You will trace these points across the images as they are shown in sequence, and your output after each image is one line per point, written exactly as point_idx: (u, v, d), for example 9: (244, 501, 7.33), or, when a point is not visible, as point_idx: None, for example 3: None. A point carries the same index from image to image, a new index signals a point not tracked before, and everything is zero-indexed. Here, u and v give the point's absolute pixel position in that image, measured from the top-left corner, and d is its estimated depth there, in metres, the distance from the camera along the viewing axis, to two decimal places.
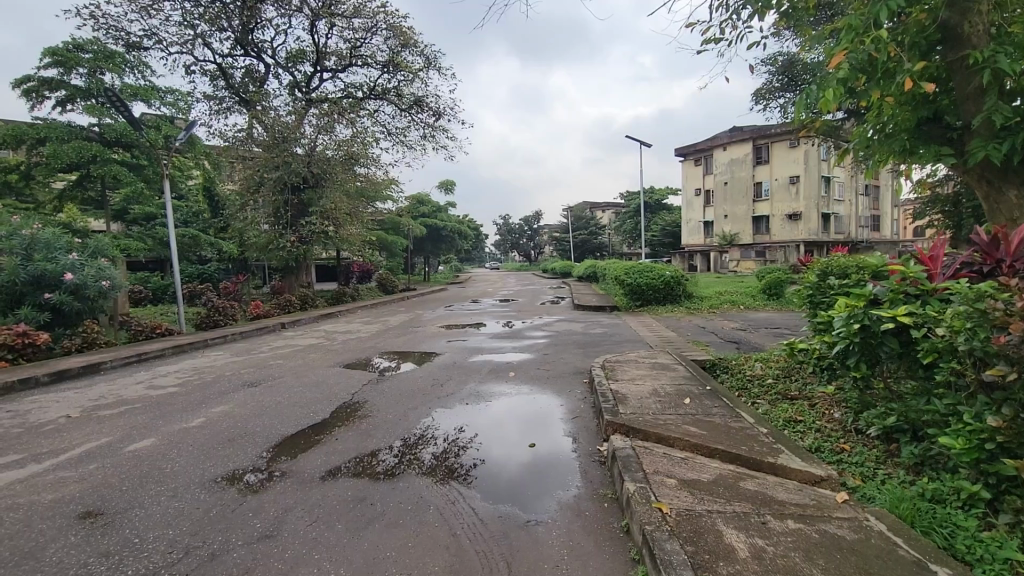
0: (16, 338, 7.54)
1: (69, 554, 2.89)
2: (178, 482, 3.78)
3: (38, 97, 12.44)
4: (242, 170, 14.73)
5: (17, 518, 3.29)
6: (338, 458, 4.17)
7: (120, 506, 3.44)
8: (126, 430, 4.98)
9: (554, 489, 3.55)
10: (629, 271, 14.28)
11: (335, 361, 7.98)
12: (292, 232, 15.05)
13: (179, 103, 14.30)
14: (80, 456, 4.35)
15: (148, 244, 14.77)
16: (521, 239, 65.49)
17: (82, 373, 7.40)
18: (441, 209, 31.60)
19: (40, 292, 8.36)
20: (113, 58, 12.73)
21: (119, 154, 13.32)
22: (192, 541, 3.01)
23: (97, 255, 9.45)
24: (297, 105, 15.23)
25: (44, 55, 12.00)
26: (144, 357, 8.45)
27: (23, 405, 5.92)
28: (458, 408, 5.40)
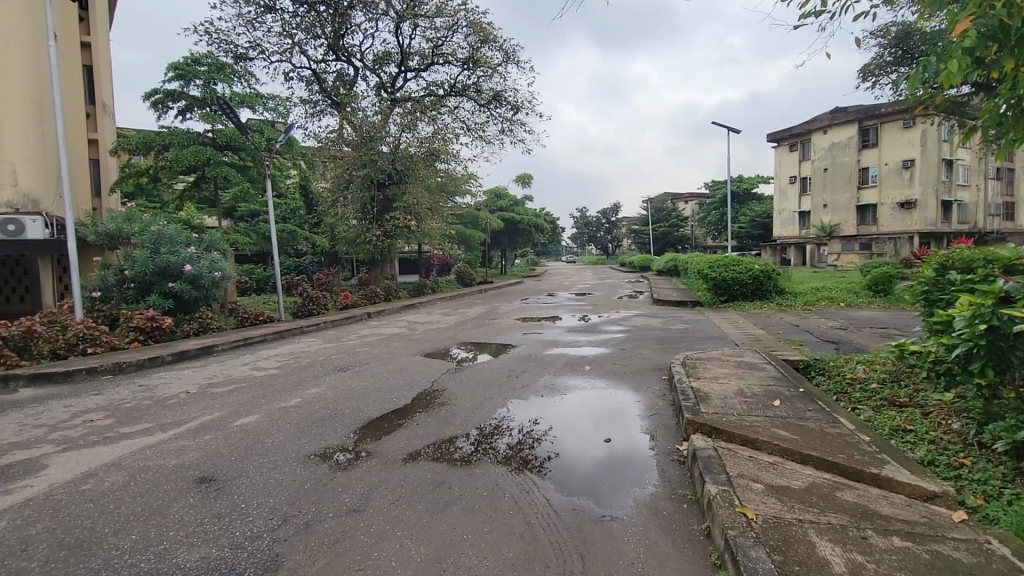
0: (147, 321, 8.58)
1: (189, 513, 3.26)
2: (277, 455, 4.13)
3: (163, 107, 13.94)
4: (334, 168, 15.68)
5: (148, 478, 3.76)
6: (419, 443, 4.35)
7: (230, 473, 3.83)
8: (235, 406, 5.53)
9: (631, 486, 3.48)
10: (714, 264, 13.62)
11: (416, 350, 8.30)
12: (378, 227, 15.80)
13: (279, 108, 15.44)
14: (197, 427, 4.88)
15: (253, 239, 16.18)
16: (598, 232, 64.38)
17: (198, 354, 8.30)
18: (519, 203, 31.84)
19: (165, 282, 9.44)
20: (223, 69, 13.99)
21: (229, 157, 14.64)
22: (291, 510, 3.28)
23: (211, 249, 10.49)
24: (383, 104, 15.94)
25: (168, 70, 13.38)
26: (249, 341, 9.29)
27: (151, 381, 6.72)
28: (533, 400, 5.44)
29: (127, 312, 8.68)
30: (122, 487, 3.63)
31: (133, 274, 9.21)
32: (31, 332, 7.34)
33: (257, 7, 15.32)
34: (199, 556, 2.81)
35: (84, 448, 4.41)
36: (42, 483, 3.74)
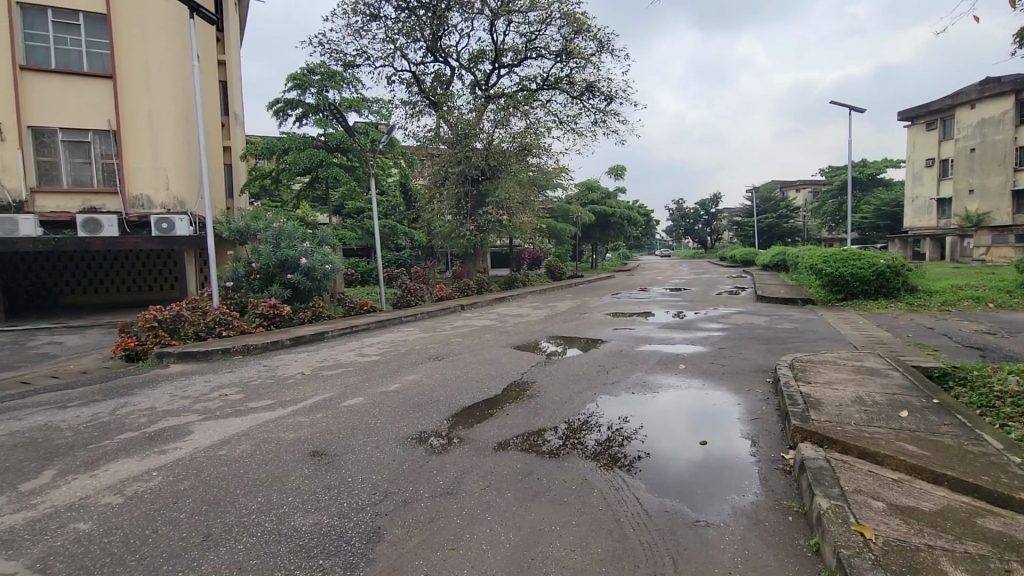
0: (269, 309, 9.58)
1: (305, 481, 3.61)
2: (379, 436, 4.43)
3: (284, 115, 15.40)
4: (430, 166, 16.34)
5: (271, 448, 4.21)
6: (508, 432, 4.45)
7: (339, 449, 4.17)
8: (342, 388, 6.00)
9: (729, 492, 3.30)
10: (830, 259, 12.43)
11: (507, 342, 8.47)
12: (472, 221, 16.27)
13: (382, 111, 16.40)
14: (312, 405, 5.37)
15: (359, 234, 17.40)
16: (696, 224, 61.15)
17: (312, 340, 9.10)
18: (612, 195, 31.20)
19: (285, 273, 10.45)
20: (334, 77, 15.12)
21: (339, 158, 15.81)
22: (390, 487, 3.51)
23: (323, 243, 11.45)
24: (478, 102, 16.32)
25: (287, 81, 14.76)
26: (355, 329, 10.03)
27: (273, 362, 7.51)
28: (624, 397, 5.32)
29: (253, 300, 9.77)
30: (250, 454, 4.11)
31: (259, 266, 10.28)
32: (180, 315, 8.49)
33: (364, 16, 16.36)
34: (312, 521, 3.11)
35: (220, 418, 5.03)
36: (188, 445, 4.33)
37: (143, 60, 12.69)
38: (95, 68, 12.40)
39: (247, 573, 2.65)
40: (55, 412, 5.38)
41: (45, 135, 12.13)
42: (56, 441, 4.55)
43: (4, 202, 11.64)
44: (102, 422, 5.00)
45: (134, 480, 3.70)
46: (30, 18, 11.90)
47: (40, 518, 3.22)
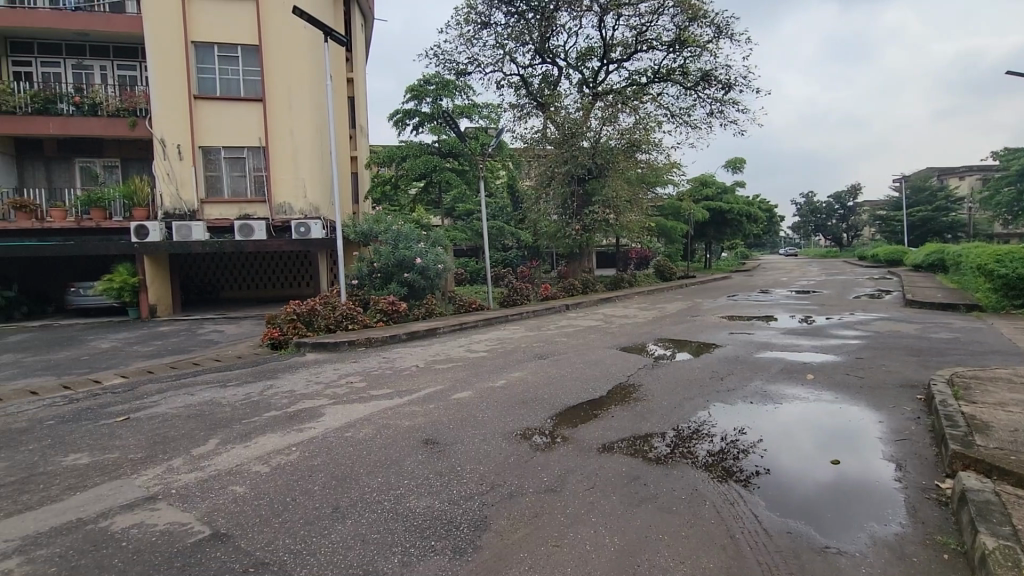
0: (388, 306, 10.37)
1: (419, 467, 3.85)
2: (486, 429, 4.59)
3: (402, 125, 16.50)
4: (537, 167, 16.50)
5: (389, 434, 4.54)
6: (613, 435, 4.36)
7: (449, 439, 4.39)
8: (452, 382, 6.30)
9: (867, 519, 2.94)
10: (1003, 257, 10.51)
11: (613, 343, 8.30)
12: (578, 221, 16.17)
13: (492, 115, 16.90)
14: (425, 396, 5.71)
15: (468, 235, 18.12)
16: (829, 220, 55.02)
17: (425, 335, 9.66)
18: (728, 190, 29.23)
19: (402, 272, 11.22)
20: (447, 86, 15.93)
21: (451, 163, 16.57)
22: (497, 479, 3.62)
23: (436, 243, 12.10)
24: (585, 100, 16.17)
25: (406, 92, 15.78)
26: (464, 325, 10.47)
27: (391, 355, 8.10)
28: (740, 407, 4.97)
29: (375, 297, 10.62)
30: (371, 438, 4.47)
31: (380, 265, 11.12)
32: (314, 310, 9.49)
33: (476, 25, 16.99)
34: (425, 504, 3.30)
35: (347, 403, 5.54)
36: (320, 426, 4.82)
37: (286, 84, 14.33)
38: (250, 92, 14.29)
39: (369, 544, 2.89)
40: (217, 390, 6.28)
41: (211, 153, 14.17)
42: (218, 414, 5.31)
43: (181, 211, 13.79)
44: (253, 401, 5.75)
45: (277, 453, 4.19)
46: (202, 53, 13.98)
47: (206, 479, 3.77)
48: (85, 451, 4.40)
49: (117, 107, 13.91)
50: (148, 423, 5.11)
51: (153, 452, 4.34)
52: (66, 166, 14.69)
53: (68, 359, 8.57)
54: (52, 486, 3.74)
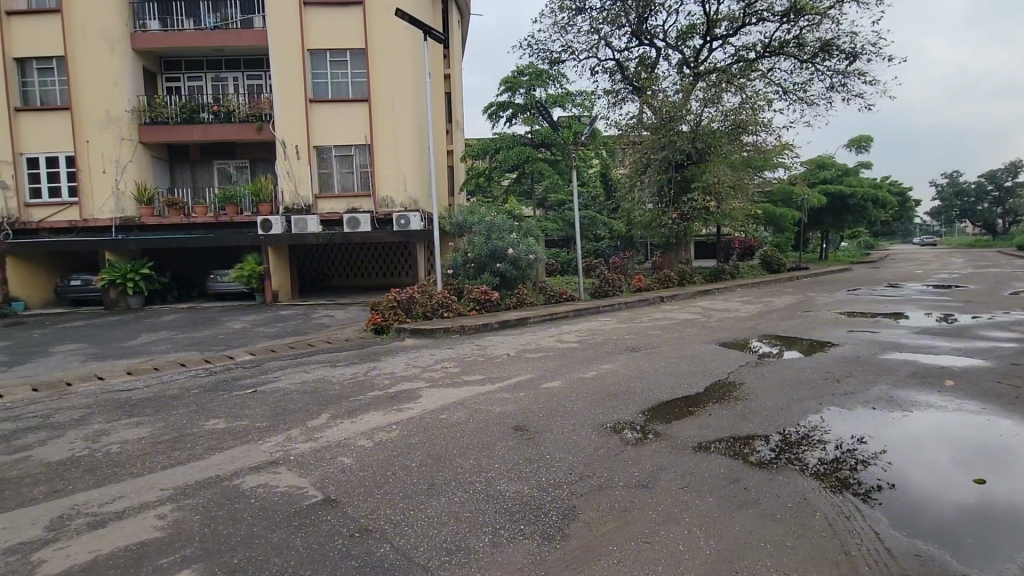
0: (481, 295, 10.66)
1: (509, 452, 3.92)
2: (576, 419, 4.57)
3: (496, 117, 16.75)
4: (632, 154, 15.92)
5: (480, 419, 4.67)
6: (710, 434, 4.14)
7: (538, 427, 4.43)
8: (542, 371, 6.34)
9: (1020, 551, 2.53)
10: None
11: (712, 338, 7.86)
12: (675, 209, 15.46)
13: (585, 103, 16.63)
14: (516, 384, 5.80)
15: (560, 225, 18.05)
16: (978, 204, 47.62)
17: (516, 324, 9.80)
18: (850, 173, 26.39)
19: (494, 263, 11.46)
20: (541, 76, 15.91)
21: (543, 153, 16.56)
22: (586, 470, 3.59)
23: (528, 234, 12.19)
24: (685, 81, 15.35)
25: (500, 84, 15.97)
26: (555, 316, 10.48)
27: (484, 342, 8.33)
28: (860, 412, 4.49)
29: (468, 286, 10.96)
30: (464, 421, 4.64)
31: (473, 255, 11.43)
32: (412, 298, 10.01)
33: (570, 11, 16.74)
34: (514, 489, 3.36)
35: (442, 387, 5.80)
36: (417, 407, 5.08)
37: (388, 84, 15.16)
38: (357, 93, 15.29)
39: (461, 522, 3.01)
40: (328, 369, 6.86)
41: (323, 152, 15.37)
42: (328, 391, 5.79)
43: (298, 206, 15.13)
44: (358, 381, 6.20)
45: (379, 430, 4.49)
46: (316, 60, 15.16)
47: (318, 449, 4.14)
48: (221, 418, 5.02)
49: (246, 113, 15.51)
50: (270, 396, 5.70)
51: (275, 422, 4.84)
52: (206, 168, 16.70)
53: (209, 337, 9.81)
54: (195, 446, 4.31)
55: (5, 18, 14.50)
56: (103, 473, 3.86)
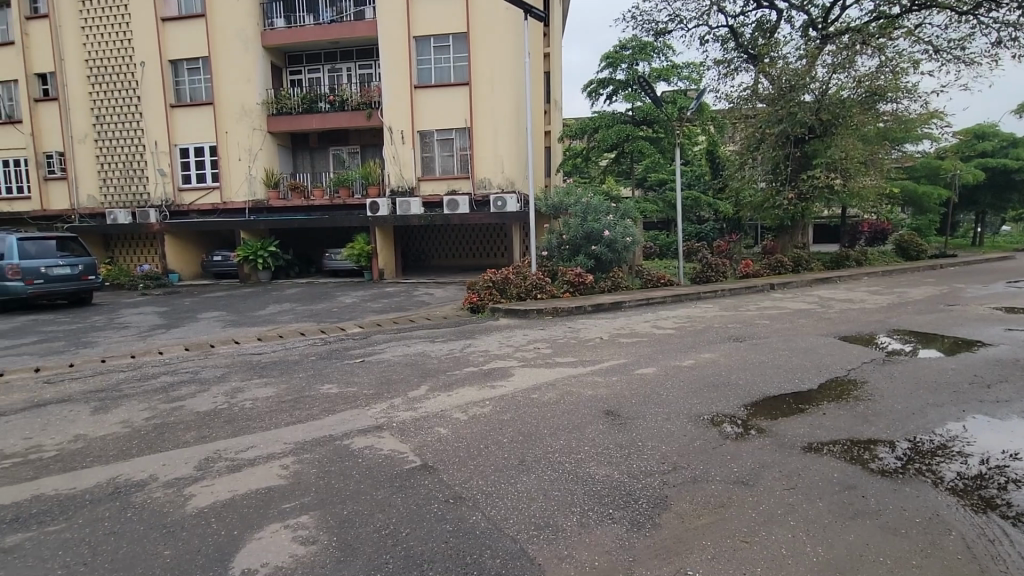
0: (575, 277, 10.61)
1: (599, 436, 3.88)
2: (671, 408, 4.40)
3: (596, 95, 16.29)
4: (744, 129, 14.77)
5: (571, 401, 4.66)
6: (824, 435, 3.79)
7: (630, 413, 4.33)
8: (636, 357, 6.17)
9: None
10: None
11: (830, 330, 7.14)
12: (792, 188, 14.14)
13: (693, 75, 15.61)
14: (608, 368, 5.72)
15: (660, 207, 17.29)
16: None
17: (611, 308, 9.63)
18: (1018, 143, 22.41)
19: (589, 245, 11.29)
20: (645, 49, 15.20)
21: (645, 131, 15.90)
22: (680, 461, 3.45)
23: (625, 216, 11.81)
24: (811, 45, 13.79)
25: (601, 61, 15.49)
26: (651, 301, 10.13)
27: (577, 325, 8.28)
28: (1013, 424, 3.86)
29: (562, 268, 10.92)
30: (556, 402, 4.66)
31: (568, 237, 11.32)
32: (507, 278, 10.18)
33: None
34: (604, 472, 3.33)
35: (534, 367, 5.88)
36: (510, 385, 5.21)
37: (488, 67, 15.39)
38: (458, 77, 15.65)
39: (550, 499, 3.04)
40: (427, 344, 7.22)
41: (426, 136, 15.97)
42: (426, 365, 6.11)
43: (403, 189, 15.93)
44: (455, 357, 6.46)
45: (473, 405, 4.65)
46: (420, 46, 15.70)
47: (418, 418, 4.39)
48: (333, 384, 5.49)
49: (357, 101, 16.48)
50: (376, 367, 6.13)
51: (379, 390, 5.20)
52: (323, 154, 18.07)
53: (324, 310, 10.74)
54: (312, 407, 4.76)
55: (163, 25, 16.63)
56: (238, 424, 4.41)
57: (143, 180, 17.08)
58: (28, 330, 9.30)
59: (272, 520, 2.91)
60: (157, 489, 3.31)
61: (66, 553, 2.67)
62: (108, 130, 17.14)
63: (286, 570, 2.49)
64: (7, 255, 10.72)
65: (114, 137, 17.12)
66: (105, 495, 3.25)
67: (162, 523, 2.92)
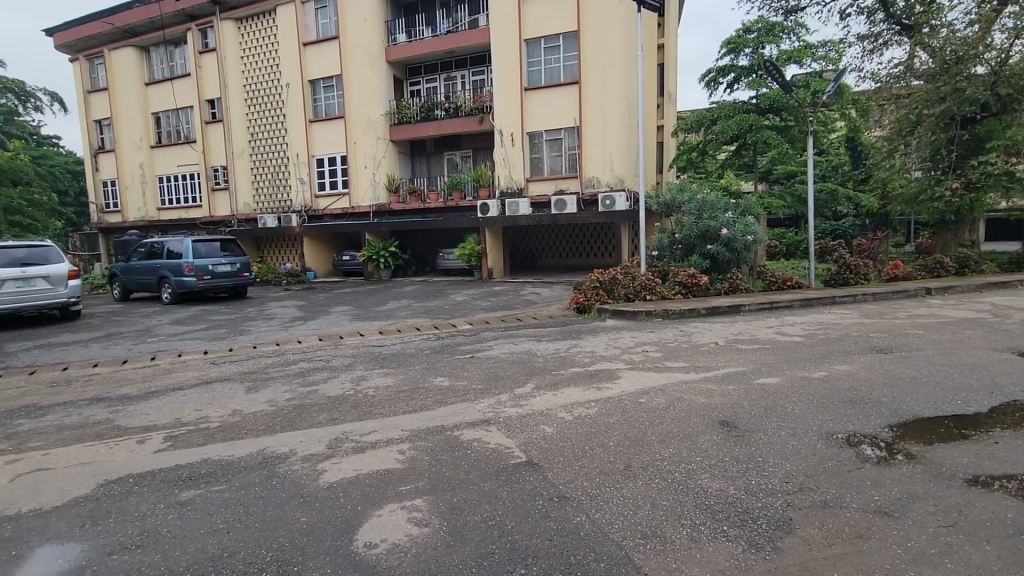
0: (688, 278, 10.09)
1: (713, 447, 3.64)
2: (796, 423, 4.00)
3: (715, 84, 15.34)
4: (894, 111, 13.01)
5: (683, 408, 4.42)
6: (996, 468, 3.20)
7: (749, 425, 4.00)
8: (756, 365, 5.70)
9: None
10: None
11: (1006, 345, 6.03)
12: (955, 177, 12.19)
13: (831, 54, 14.06)
14: (724, 376, 5.35)
15: (788, 201, 15.82)
16: None
17: (728, 311, 9.01)
18: None
19: (705, 244, 10.66)
20: (772, 30, 14.03)
21: (772, 120, 14.68)
22: (808, 481, 3.12)
23: (746, 212, 10.98)
24: (985, 7, 11.72)
25: (721, 47, 14.56)
26: (775, 304, 9.31)
27: (689, 328, 7.86)
28: None
29: (675, 268, 10.43)
30: (666, 408, 4.45)
31: (681, 236, 10.80)
32: (615, 278, 9.95)
33: None
34: (718, 486, 3.11)
35: (642, 370, 5.69)
36: (616, 387, 5.08)
37: (600, 64, 15.18)
38: (568, 76, 15.63)
39: (658, 509, 2.90)
40: (533, 343, 7.31)
41: (535, 138, 16.18)
42: (533, 363, 6.17)
43: (512, 190, 16.28)
44: (561, 356, 6.46)
45: (579, 405, 4.62)
46: (531, 49, 15.92)
47: (523, 415, 4.44)
48: (445, 377, 5.77)
49: (470, 107, 17.15)
50: (485, 362, 6.33)
51: (488, 385, 5.36)
52: (438, 159, 19.05)
53: (438, 307, 11.33)
54: (425, 398, 5.04)
55: (304, 49, 18.66)
56: (362, 409, 4.80)
57: (287, 188, 19.33)
58: (200, 318, 10.98)
59: (390, 500, 3.12)
60: (296, 462, 3.71)
61: (225, 510, 3.09)
62: (261, 146, 19.64)
63: (403, 548, 2.66)
64: (184, 255, 12.71)
65: (265, 151, 19.59)
66: (255, 464, 3.71)
67: (300, 493, 3.27)
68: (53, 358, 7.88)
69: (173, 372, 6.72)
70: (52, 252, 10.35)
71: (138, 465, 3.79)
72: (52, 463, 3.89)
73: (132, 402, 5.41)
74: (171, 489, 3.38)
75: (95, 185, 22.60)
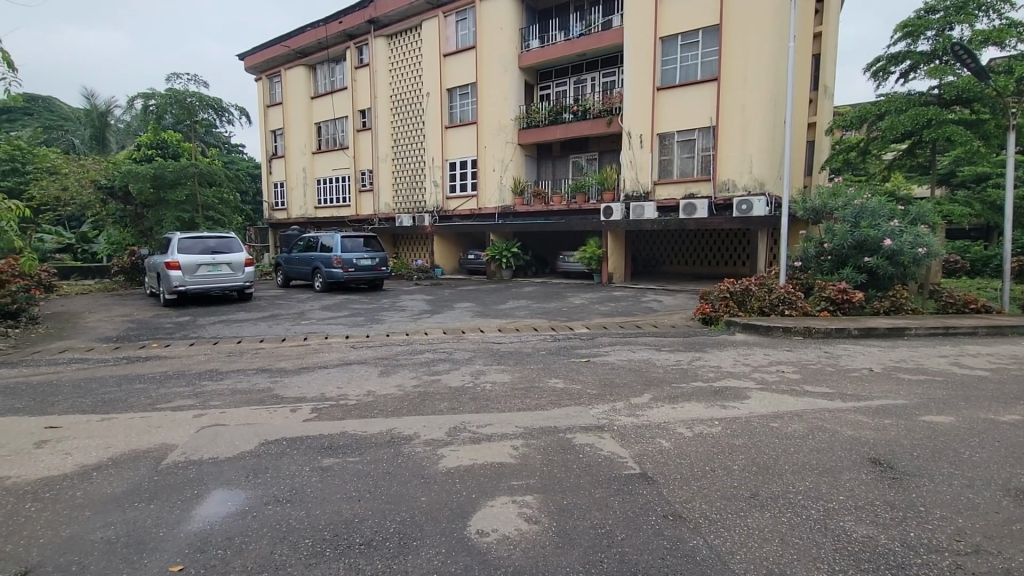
0: (838, 293, 8.95)
1: (861, 487, 3.18)
2: (974, 473, 3.34)
3: (885, 74, 13.46)
4: None
5: (825, 440, 3.91)
6: None
7: (910, 468, 3.42)
8: (924, 399, 4.88)
9: None
10: None
11: None
12: None
13: None
14: (881, 408, 4.64)
15: (975, 209, 13.36)
16: None
17: (887, 334, 7.84)
18: None
19: (862, 256, 9.41)
20: (965, 8, 11.98)
21: (959, 113, 12.46)
22: (986, 543, 2.59)
23: (917, 221, 9.49)
24: None
25: (895, 31, 12.74)
26: (951, 330, 7.90)
27: (836, 350, 6.98)
28: None
29: (822, 282, 9.33)
30: (804, 436, 3.99)
31: (831, 247, 9.65)
32: (748, 290, 9.19)
33: None
34: (866, 533, 2.71)
35: (776, 392, 5.16)
36: (744, 407, 4.68)
37: (743, 58, 14.13)
38: (706, 74, 14.79)
39: (789, 546, 2.61)
40: (652, 352, 7.02)
41: (666, 139, 15.54)
42: (652, 373, 5.92)
43: (638, 193, 15.80)
44: (683, 368, 6.13)
45: (699, 422, 4.33)
46: (667, 47, 15.34)
47: (640, 425, 4.28)
48: (561, 379, 5.77)
49: (599, 109, 16.98)
50: (601, 368, 6.21)
51: (603, 392, 5.25)
52: (564, 162, 19.10)
53: (556, 309, 11.41)
54: (540, 398, 5.08)
55: (444, 60, 19.95)
56: (479, 402, 4.98)
57: (422, 190, 20.81)
58: (344, 306, 12.25)
59: (503, 493, 3.19)
60: (419, 444, 3.97)
61: (357, 480, 3.39)
62: (402, 150, 21.37)
63: (512, 541, 2.69)
64: (334, 249, 14.29)
65: (404, 156, 21.29)
66: (383, 442, 4.03)
67: (421, 473, 3.49)
68: (230, 332, 9.31)
69: (320, 352, 7.58)
70: (233, 243, 12.28)
71: (289, 430, 4.32)
72: (226, 420, 4.60)
73: (287, 375, 6.22)
74: (315, 455, 3.79)
75: (269, 186, 26.34)
